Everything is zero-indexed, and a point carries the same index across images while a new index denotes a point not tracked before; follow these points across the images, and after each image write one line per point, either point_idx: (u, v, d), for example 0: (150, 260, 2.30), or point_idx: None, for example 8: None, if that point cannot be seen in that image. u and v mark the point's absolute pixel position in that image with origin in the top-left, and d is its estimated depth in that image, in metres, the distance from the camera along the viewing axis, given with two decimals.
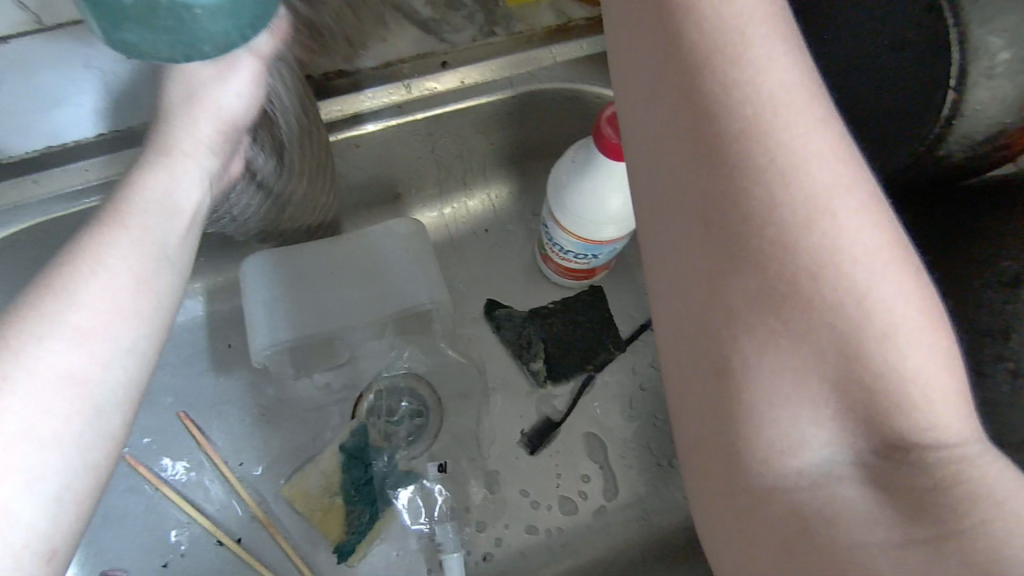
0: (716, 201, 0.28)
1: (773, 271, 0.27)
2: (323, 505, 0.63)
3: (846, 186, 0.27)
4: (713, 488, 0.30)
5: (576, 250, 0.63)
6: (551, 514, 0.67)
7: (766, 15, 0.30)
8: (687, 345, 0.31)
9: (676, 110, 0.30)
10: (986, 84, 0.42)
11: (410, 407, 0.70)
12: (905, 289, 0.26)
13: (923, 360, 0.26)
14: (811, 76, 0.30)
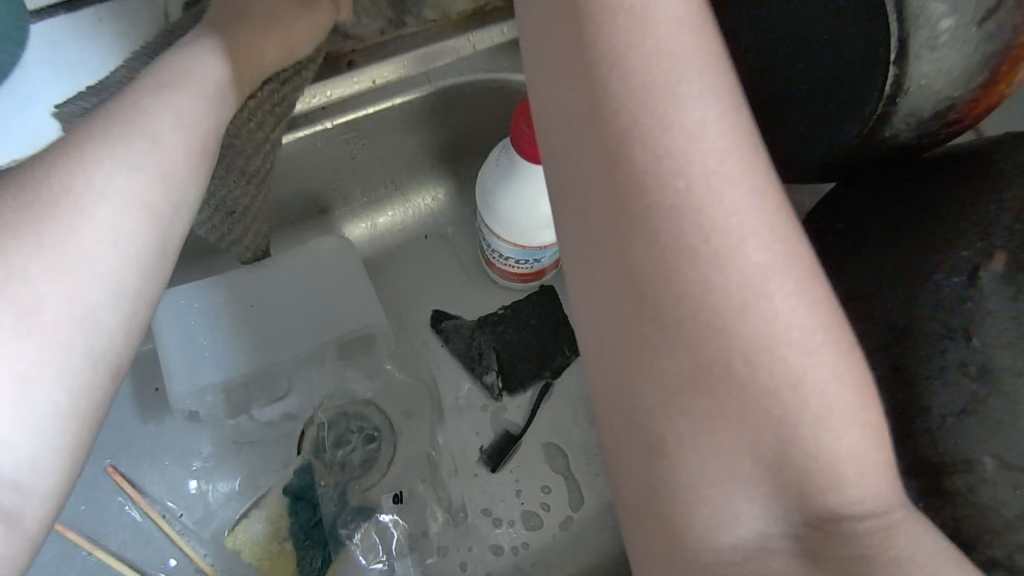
0: (648, 280, 0.27)
1: (708, 355, 0.27)
2: (272, 551, 0.59)
3: (783, 266, 0.27)
4: (647, 543, 0.29)
5: (515, 255, 0.59)
6: (513, 531, 0.63)
7: (702, 62, 0.29)
8: (618, 417, 0.29)
9: (604, 171, 0.29)
10: (928, 58, 0.35)
11: (363, 429, 0.65)
12: (838, 372, 0.27)
13: (856, 442, 0.27)
14: (750, 137, 0.28)
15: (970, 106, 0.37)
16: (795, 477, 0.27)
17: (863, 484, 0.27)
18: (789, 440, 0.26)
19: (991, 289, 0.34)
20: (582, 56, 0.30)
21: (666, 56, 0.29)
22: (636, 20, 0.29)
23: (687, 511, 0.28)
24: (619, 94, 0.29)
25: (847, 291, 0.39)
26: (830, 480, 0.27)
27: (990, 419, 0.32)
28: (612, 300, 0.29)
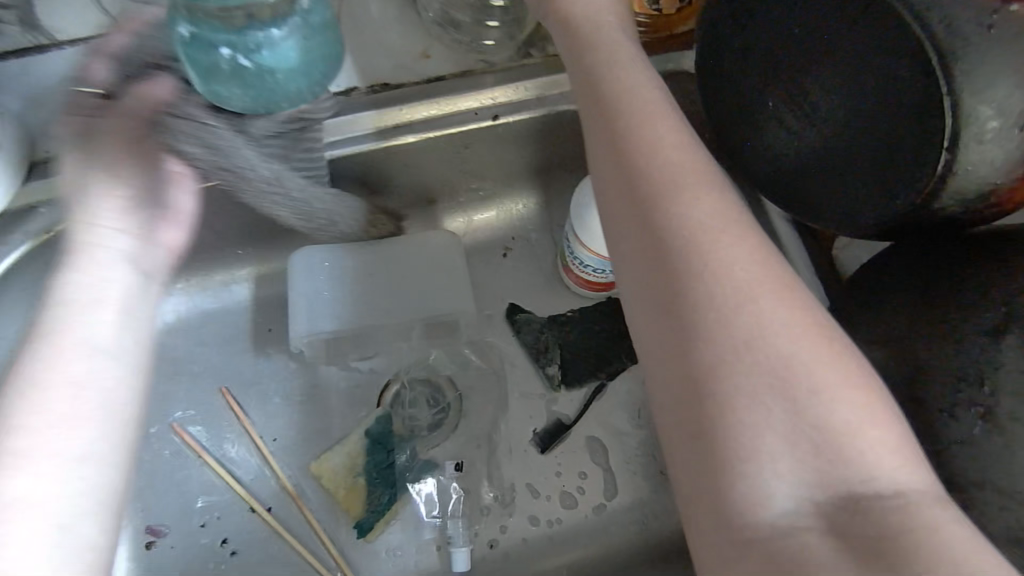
0: (676, 297, 0.37)
1: (721, 345, 0.35)
2: (347, 483, 0.70)
3: (761, 279, 0.36)
4: (702, 507, 0.35)
5: (596, 265, 0.68)
6: (550, 503, 0.71)
7: (698, 155, 0.41)
8: (671, 415, 0.37)
9: (637, 220, 0.40)
10: (975, 149, 0.39)
11: (434, 395, 0.75)
12: (821, 353, 0.35)
13: (847, 412, 0.34)
14: (732, 203, 0.40)
15: (1009, 188, 0.40)
16: (819, 441, 0.33)
17: (879, 450, 0.33)
18: (800, 408, 0.34)
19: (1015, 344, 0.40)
20: (610, 149, 0.42)
21: (673, 155, 0.41)
22: (641, 124, 0.42)
23: (733, 480, 0.34)
24: (640, 168, 0.41)
25: (886, 331, 0.45)
26: (852, 454, 0.33)
27: (989, 449, 0.39)
28: (655, 322, 0.38)
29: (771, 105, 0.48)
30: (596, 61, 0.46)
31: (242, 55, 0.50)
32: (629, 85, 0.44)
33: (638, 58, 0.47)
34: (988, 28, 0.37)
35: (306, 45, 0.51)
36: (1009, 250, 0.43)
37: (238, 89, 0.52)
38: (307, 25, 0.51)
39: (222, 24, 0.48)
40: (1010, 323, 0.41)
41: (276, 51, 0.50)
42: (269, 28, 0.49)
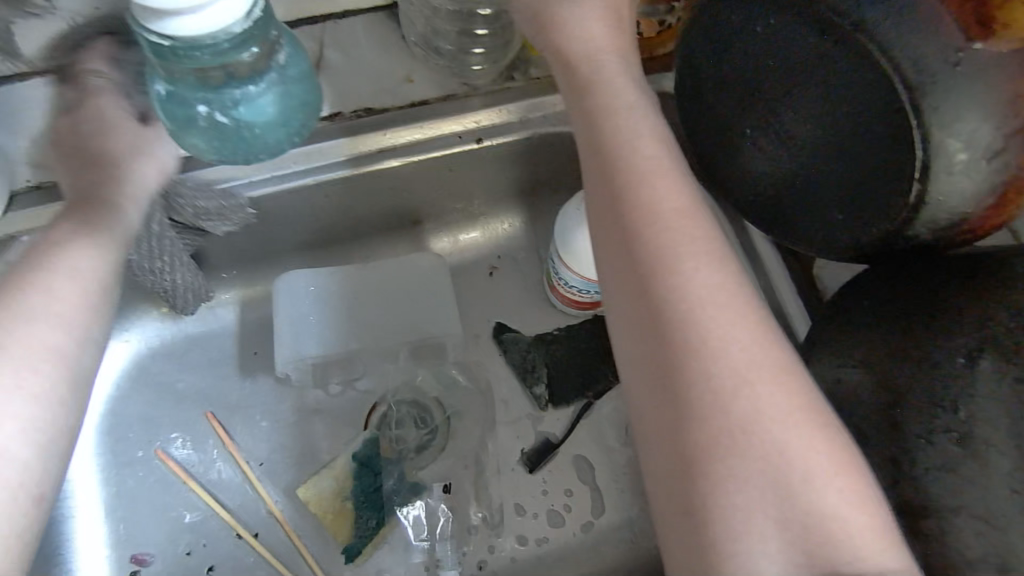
0: (674, 375, 0.37)
1: (717, 429, 0.36)
2: (335, 507, 0.70)
3: (756, 360, 0.37)
4: (688, 565, 0.37)
5: (580, 284, 0.69)
6: (536, 522, 0.71)
7: (699, 216, 0.40)
8: (665, 491, 0.38)
9: (638, 287, 0.39)
10: (946, 180, 0.39)
11: (422, 415, 0.75)
12: (810, 438, 0.36)
13: (834, 499, 0.36)
14: (728, 271, 0.39)
15: (982, 220, 0.41)
16: (806, 525, 0.35)
17: (860, 531, 0.35)
18: (792, 497, 0.35)
19: (987, 370, 0.41)
20: (612, 203, 0.41)
21: (673, 214, 0.40)
22: (646, 183, 0.40)
23: (724, 557, 0.35)
24: (643, 233, 0.39)
25: (864, 354, 0.46)
26: (838, 537, 0.35)
27: (960, 474, 0.40)
28: (651, 392, 0.38)
29: (749, 133, 0.48)
30: (599, 102, 0.44)
31: (220, 110, 0.45)
32: (633, 136, 0.42)
33: (640, 99, 0.44)
34: (955, 65, 0.37)
35: (286, 100, 0.48)
36: (985, 271, 0.44)
37: (216, 143, 0.47)
38: (287, 81, 0.48)
39: (193, 80, 0.44)
40: (984, 347, 0.41)
41: (253, 106, 0.46)
42: (246, 86, 0.45)
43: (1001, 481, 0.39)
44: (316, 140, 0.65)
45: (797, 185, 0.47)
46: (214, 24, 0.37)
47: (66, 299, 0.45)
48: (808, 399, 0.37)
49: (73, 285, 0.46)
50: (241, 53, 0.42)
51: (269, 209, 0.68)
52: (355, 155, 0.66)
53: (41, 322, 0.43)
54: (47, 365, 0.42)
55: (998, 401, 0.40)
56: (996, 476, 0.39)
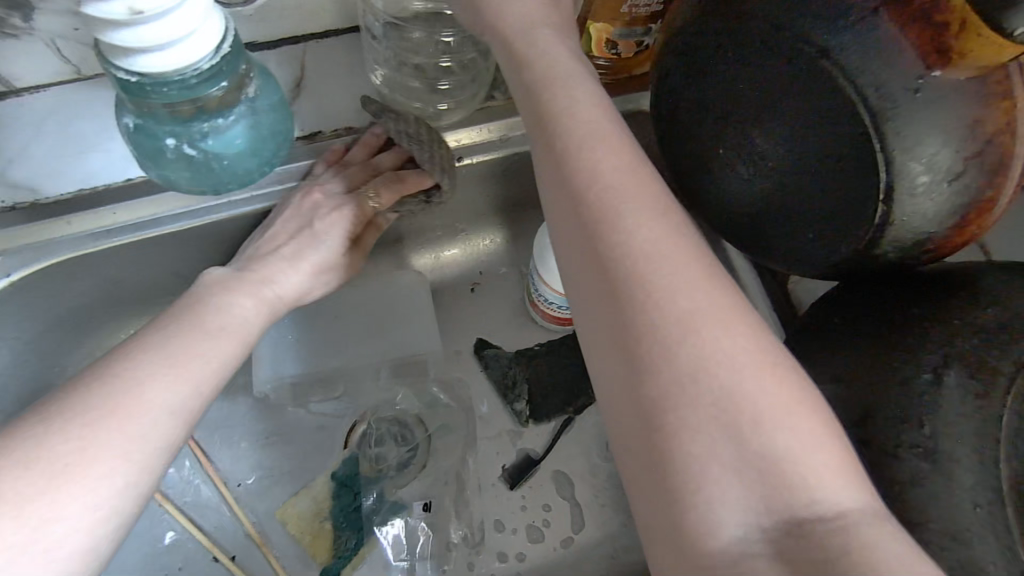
0: (624, 330, 0.37)
1: (665, 378, 0.35)
2: (313, 528, 0.70)
3: (703, 310, 0.36)
4: (658, 526, 0.35)
5: (559, 301, 0.70)
6: (514, 537, 0.71)
7: (642, 178, 0.41)
8: (629, 451, 0.37)
9: (585, 246, 0.39)
10: (909, 202, 0.41)
11: (402, 431, 0.74)
12: (763, 379, 0.35)
13: (796, 444, 0.34)
14: (672, 227, 0.39)
15: (944, 238, 0.42)
16: (764, 472, 0.33)
17: (823, 476, 0.34)
18: (747, 444, 0.34)
19: (953, 382, 0.42)
20: (557, 170, 0.42)
21: (614, 176, 0.40)
22: (585, 147, 0.41)
23: (686, 509, 0.34)
24: (584, 194, 0.40)
25: (835, 370, 0.47)
26: (798, 482, 0.33)
27: (927, 491, 0.40)
28: (606, 349, 0.38)
29: (720, 153, 0.49)
30: (542, 81, 0.45)
31: (190, 144, 0.49)
32: (572, 106, 0.43)
33: (584, 77, 0.46)
34: (915, 91, 0.38)
35: (254, 131, 0.51)
36: (946, 294, 0.45)
37: (187, 172, 0.51)
38: (257, 113, 0.51)
39: (165, 115, 0.47)
40: (949, 363, 0.42)
41: (222, 137, 0.50)
42: (215, 120, 0.49)
43: (965, 495, 0.39)
44: (292, 162, 0.66)
45: (769, 203, 0.48)
46: (183, 62, 0.40)
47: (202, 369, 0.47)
48: (766, 349, 0.36)
49: (205, 354, 0.48)
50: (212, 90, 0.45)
51: (245, 229, 0.66)
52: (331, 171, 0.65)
53: (173, 381, 0.45)
54: (172, 428, 0.44)
55: (961, 417, 0.41)
56: (961, 492, 0.40)
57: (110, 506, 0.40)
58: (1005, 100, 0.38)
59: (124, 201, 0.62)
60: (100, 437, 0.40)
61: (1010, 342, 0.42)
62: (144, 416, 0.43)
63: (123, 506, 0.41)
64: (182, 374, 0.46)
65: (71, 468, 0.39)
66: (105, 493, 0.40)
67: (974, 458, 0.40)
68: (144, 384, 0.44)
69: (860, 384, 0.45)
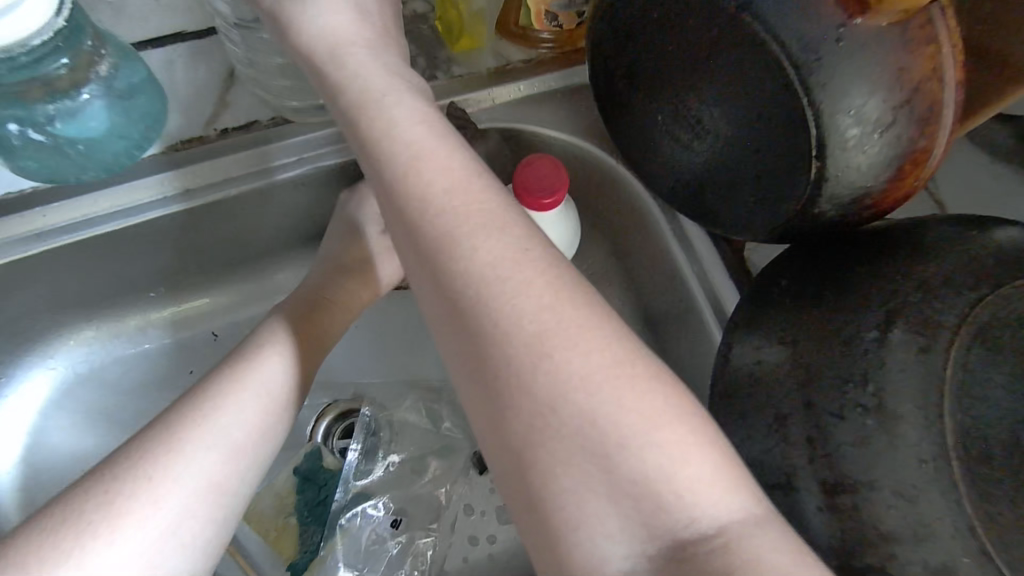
0: (480, 363, 0.35)
1: (526, 412, 0.33)
2: (277, 525, 0.68)
3: (552, 329, 0.34)
4: (546, 565, 0.34)
5: None
6: (484, 520, 0.70)
7: (478, 192, 0.39)
8: (506, 488, 0.35)
9: (430, 283, 0.37)
10: (842, 156, 0.39)
11: (367, 422, 0.72)
12: (622, 397, 0.33)
13: (664, 457, 0.33)
14: (511, 243, 0.37)
15: (882, 193, 0.41)
16: (639, 494, 0.32)
17: (695, 484, 0.33)
18: (615, 469, 0.33)
19: (899, 338, 0.41)
20: (391, 209, 0.39)
21: (447, 195, 0.38)
22: (416, 172, 0.39)
23: (571, 545, 0.33)
24: (421, 227, 0.38)
25: (783, 334, 0.46)
26: (673, 501, 0.33)
27: (874, 450, 0.39)
28: (468, 387, 0.36)
29: (662, 122, 0.49)
30: (370, 113, 0.43)
31: (37, 129, 0.53)
32: (397, 126, 0.42)
33: (423, 102, 0.44)
34: (837, 42, 0.37)
35: (112, 115, 0.56)
36: (892, 252, 0.44)
37: (42, 156, 0.55)
38: (115, 92, 0.56)
39: (10, 98, 0.51)
40: (892, 319, 0.41)
41: (74, 122, 0.54)
42: (67, 101, 0.53)
43: (911, 452, 0.38)
44: (224, 151, 0.62)
45: (716, 169, 0.47)
46: (7, 41, 0.43)
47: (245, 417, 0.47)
48: (625, 356, 0.35)
49: (254, 400, 0.49)
50: (50, 68, 0.50)
51: (183, 225, 0.64)
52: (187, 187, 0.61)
53: (222, 433, 0.46)
54: (218, 483, 0.44)
55: (905, 373, 0.39)
56: (907, 448, 0.38)
57: (158, 565, 0.40)
58: (928, 46, 0.37)
59: (55, 203, 0.59)
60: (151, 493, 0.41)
61: (950, 292, 0.41)
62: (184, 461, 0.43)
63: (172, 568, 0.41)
64: (232, 422, 0.47)
65: (120, 526, 0.40)
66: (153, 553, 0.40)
67: (918, 414, 0.39)
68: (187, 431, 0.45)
69: (810, 347, 0.43)
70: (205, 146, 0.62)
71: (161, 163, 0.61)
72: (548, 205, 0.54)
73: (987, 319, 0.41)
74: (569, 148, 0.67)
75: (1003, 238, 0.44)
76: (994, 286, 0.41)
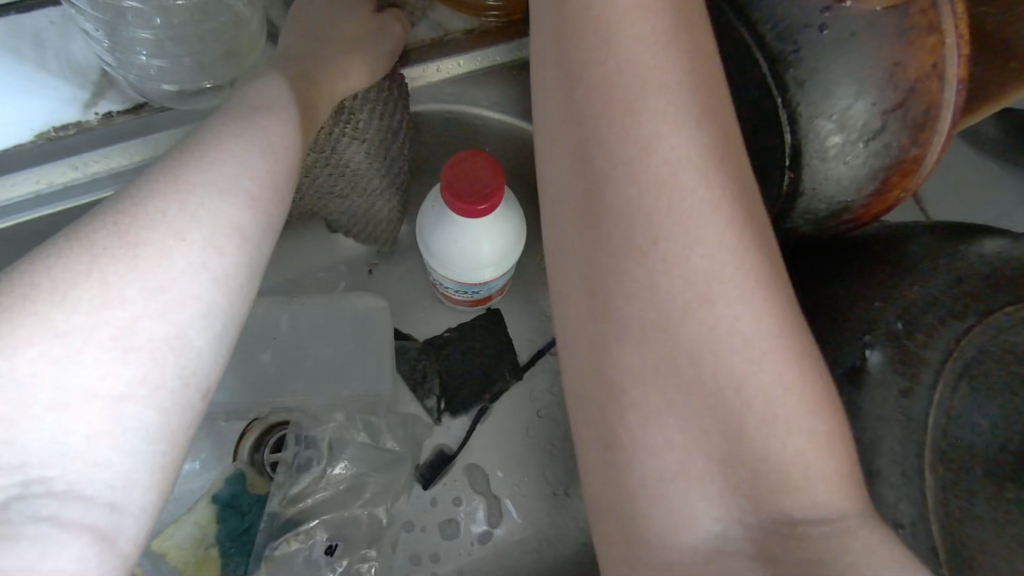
0: (601, 277, 0.29)
1: (675, 348, 0.28)
2: (196, 556, 0.59)
3: (724, 270, 0.28)
4: (609, 522, 0.30)
5: (453, 287, 0.57)
6: (427, 536, 0.64)
7: (672, 75, 0.30)
8: (584, 417, 0.31)
9: (575, 160, 0.31)
10: (819, 167, 0.33)
11: (299, 436, 0.62)
12: (784, 374, 0.28)
13: (803, 449, 0.28)
14: (708, 152, 0.29)
15: (863, 207, 0.35)
16: (757, 474, 0.28)
17: (820, 478, 0.28)
18: (746, 439, 0.28)
19: (875, 381, 0.36)
20: (559, 67, 0.32)
21: (634, 66, 0.30)
22: (608, 41, 0.30)
23: (648, 508, 0.29)
24: (587, 93, 0.30)
25: None
26: (794, 485, 0.28)
27: None
28: (580, 295, 0.31)
29: None
30: None
31: None
32: None
33: None
34: (820, 29, 0.30)
35: None
36: (877, 269, 0.38)
37: None
38: None
39: None
40: (869, 349, 0.36)
41: None
42: None
43: (886, 514, 0.35)
44: (115, 138, 0.47)
45: None
46: None
47: (240, 197, 0.33)
48: (802, 335, 0.28)
49: (256, 174, 0.34)
50: None
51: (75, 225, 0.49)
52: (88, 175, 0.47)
53: (203, 221, 0.31)
54: (209, 293, 0.30)
55: (882, 421, 0.35)
56: (882, 509, 0.35)
57: (123, 379, 0.27)
58: (931, 37, 0.29)
59: None
60: (103, 297, 0.28)
61: (937, 318, 0.35)
62: (157, 252, 0.29)
63: (149, 397, 0.28)
64: (225, 185, 0.33)
65: (77, 319, 0.27)
66: (115, 400, 0.27)
67: (897, 472, 0.35)
68: (155, 198, 0.31)
69: None
70: (91, 134, 0.47)
71: (34, 156, 0.46)
72: (483, 212, 0.46)
73: (990, 345, 0.34)
74: (518, 130, 0.60)
75: (1000, 247, 0.37)
76: (982, 314, 0.35)
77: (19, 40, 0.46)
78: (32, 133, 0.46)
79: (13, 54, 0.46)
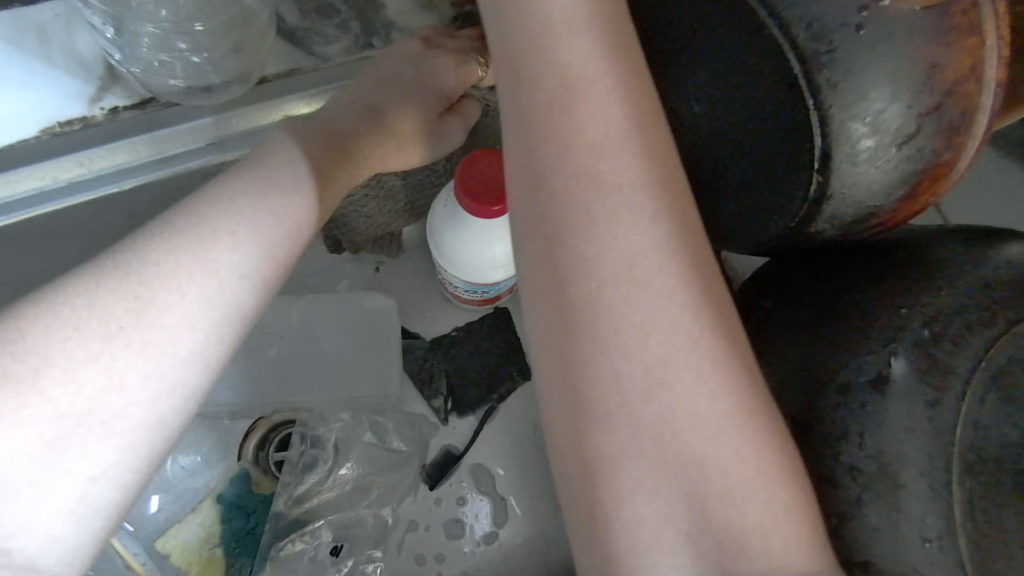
0: (566, 361, 0.29)
1: (642, 430, 0.28)
2: (201, 557, 0.58)
3: (683, 358, 0.28)
4: None
5: (461, 285, 0.55)
6: (431, 536, 0.63)
7: (629, 158, 0.29)
8: (562, 486, 0.30)
9: (540, 240, 0.29)
10: (849, 171, 0.32)
11: (304, 435, 0.60)
12: (741, 450, 0.28)
13: (763, 523, 0.28)
14: (668, 240, 0.29)
15: (891, 213, 0.34)
16: (723, 543, 0.28)
17: (785, 545, 0.28)
18: (709, 513, 0.28)
19: (904, 388, 0.34)
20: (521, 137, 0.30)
21: (594, 150, 0.29)
22: (568, 120, 0.30)
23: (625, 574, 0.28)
24: (551, 173, 0.29)
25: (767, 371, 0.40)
26: (758, 551, 0.27)
27: (868, 525, 0.34)
28: (548, 375, 0.29)
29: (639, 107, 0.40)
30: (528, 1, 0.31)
31: None
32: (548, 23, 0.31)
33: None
34: (857, 27, 0.30)
35: None
36: (892, 283, 0.37)
37: None
38: None
39: None
40: (893, 357, 0.35)
41: None
42: None
43: (914, 529, 0.33)
44: (122, 137, 0.46)
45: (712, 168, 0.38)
46: None
47: (234, 258, 0.34)
48: (762, 412, 0.29)
49: (259, 249, 0.35)
50: None
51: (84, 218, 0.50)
52: (96, 172, 0.47)
53: (193, 307, 0.33)
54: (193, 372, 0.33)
55: (909, 432, 0.34)
56: (909, 523, 0.33)
57: (109, 453, 0.31)
58: (969, 37, 0.30)
59: None
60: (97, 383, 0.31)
61: (962, 326, 0.35)
62: (157, 339, 0.32)
63: (133, 460, 0.32)
64: (225, 263, 0.34)
65: (79, 395, 0.30)
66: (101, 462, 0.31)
67: (924, 483, 0.33)
68: (155, 278, 0.32)
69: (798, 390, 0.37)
70: (96, 130, 0.46)
71: (35, 151, 0.45)
72: (496, 211, 0.45)
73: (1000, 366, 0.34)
74: None
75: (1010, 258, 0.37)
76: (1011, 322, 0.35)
77: (22, 32, 0.43)
78: (37, 129, 0.45)
79: (16, 46, 0.44)
